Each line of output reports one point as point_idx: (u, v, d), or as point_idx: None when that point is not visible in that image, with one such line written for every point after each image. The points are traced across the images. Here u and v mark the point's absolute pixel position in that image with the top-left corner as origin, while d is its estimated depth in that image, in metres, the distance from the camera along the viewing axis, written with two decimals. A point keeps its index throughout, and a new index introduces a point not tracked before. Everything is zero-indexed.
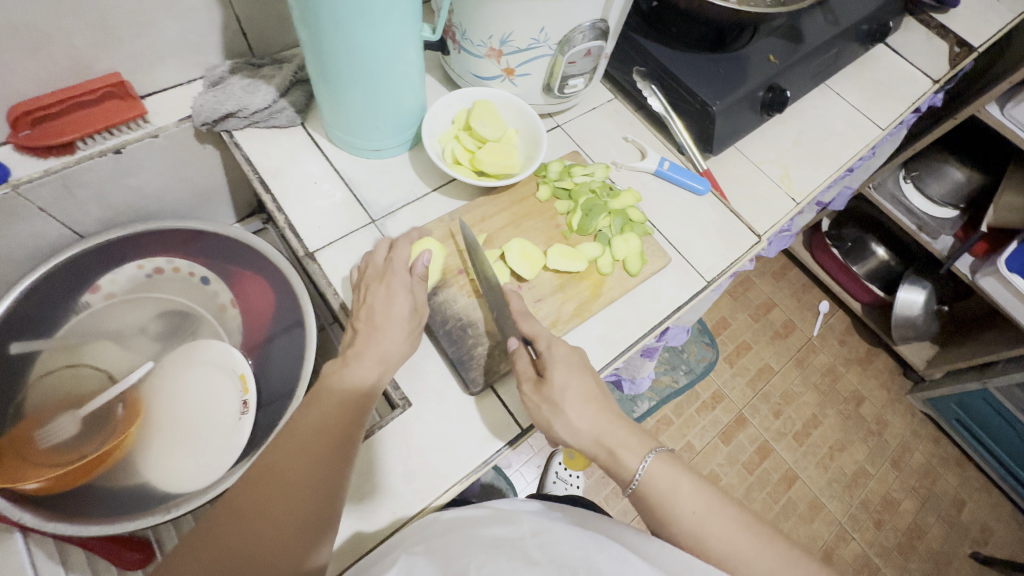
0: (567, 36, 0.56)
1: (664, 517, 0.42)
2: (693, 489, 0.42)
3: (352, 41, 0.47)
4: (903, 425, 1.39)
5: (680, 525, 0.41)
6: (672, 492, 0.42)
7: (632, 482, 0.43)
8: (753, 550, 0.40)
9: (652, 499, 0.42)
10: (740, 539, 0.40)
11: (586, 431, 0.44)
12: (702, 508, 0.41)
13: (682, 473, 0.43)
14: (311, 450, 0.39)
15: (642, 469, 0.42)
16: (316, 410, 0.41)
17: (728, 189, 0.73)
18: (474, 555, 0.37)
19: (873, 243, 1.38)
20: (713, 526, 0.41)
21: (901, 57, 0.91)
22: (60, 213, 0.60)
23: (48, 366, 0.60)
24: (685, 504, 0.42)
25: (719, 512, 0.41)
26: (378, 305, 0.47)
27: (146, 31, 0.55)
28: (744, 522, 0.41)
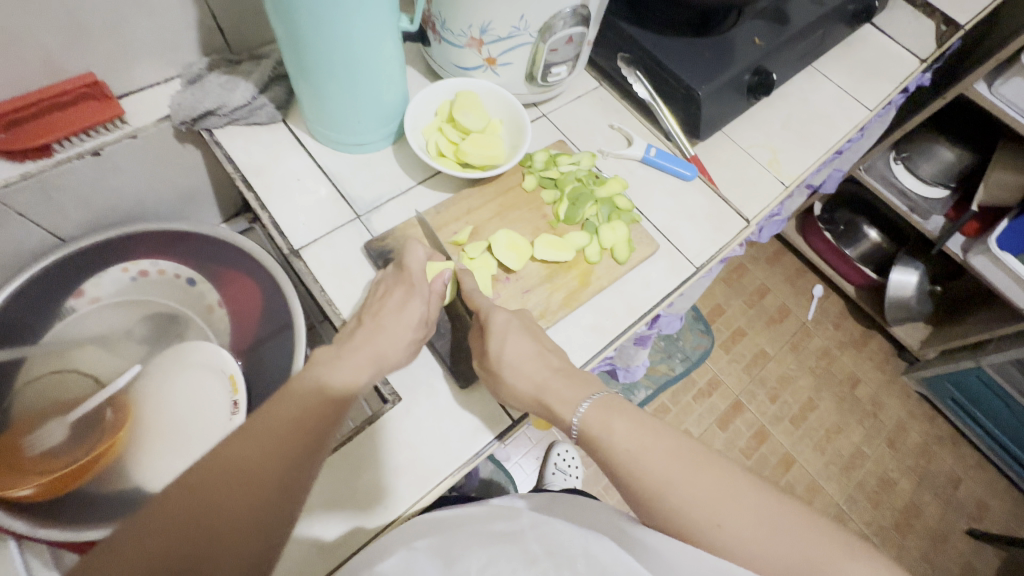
0: (547, 23, 0.55)
1: (602, 455, 0.42)
2: (633, 423, 0.42)
3: (329, 34, 0.46)
4: (898, 406, 1.40)
5: (617, 461, 0.41)
6: (607, 435, 0.42)
7: (573, 430, 0.43)
8: (685, 478, 0.38)
9: (591, 440, 0.42)
10: (673, 468, 0.39)
11: (525, 389, 0.45)
12: (636, 442, 0.41)
13: (618, 413, 0.43)
14: (290, 430, 0.37)
15: (577, 416, 0.43)
16: (299, 391, 0.39)
17: (717, 175, 0.73)
18: (477, 555, 0.39)
19: (866, 225, 1.39)
20: (645, 459, 0.40)
21: (888, 37, 0.91)
22: (40, 218, 0.60)
23: (35, 373, 0.59)
24: (620, 445, 0.41)
25: (654, 444, 0.40)
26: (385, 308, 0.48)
27: (117, 29, 0.54)
28: (678, 453, 0.40)
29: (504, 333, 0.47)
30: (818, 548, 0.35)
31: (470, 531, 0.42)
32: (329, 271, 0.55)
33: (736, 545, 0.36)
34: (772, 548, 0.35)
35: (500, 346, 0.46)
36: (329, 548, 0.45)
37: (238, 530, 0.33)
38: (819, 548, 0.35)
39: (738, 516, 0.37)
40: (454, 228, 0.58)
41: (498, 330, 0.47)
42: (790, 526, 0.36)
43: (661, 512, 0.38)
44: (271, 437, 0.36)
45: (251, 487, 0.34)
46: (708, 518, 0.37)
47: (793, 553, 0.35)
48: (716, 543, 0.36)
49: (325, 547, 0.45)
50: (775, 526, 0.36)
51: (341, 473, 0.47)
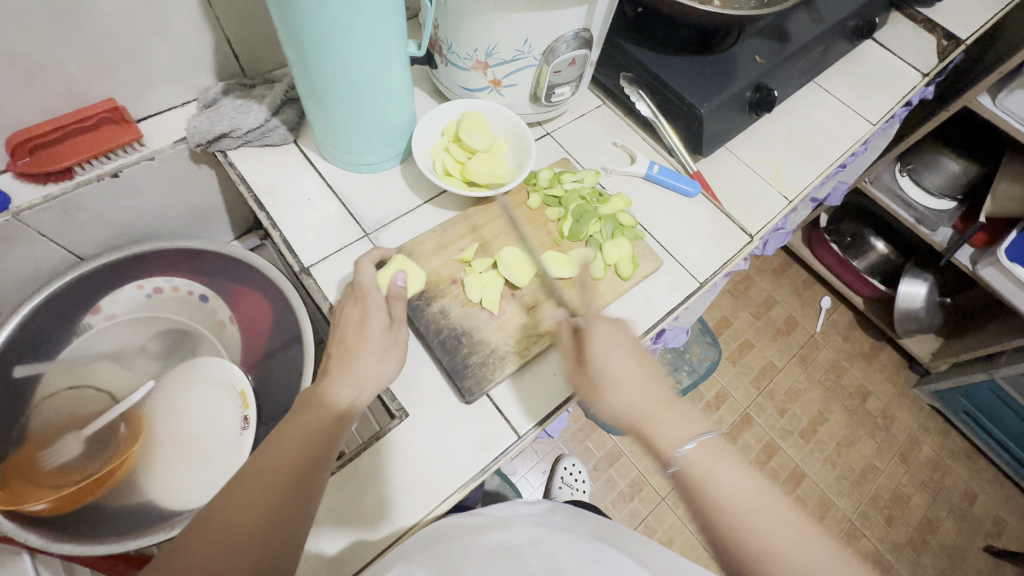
0: (551, 46, 0.57)
1: (700, 501, 0.40)
2: (737, 475, 0.41)
3: (338, 58, 0.48)
4: (910, 419, 1.39)
5: (717, 516, 0.39)
6: (710, 480, 0.40)
7: (671, 463, 0.42)
8: (792, 547, 0.37)
9: (691, 485, 0.41)
10: (777, 533, 0.38)
11: (626, 411, 0.45)
12: (741, 497, 0.40)
13: (722, 462, 0.41)
14: (293, 450, 0.38)
15: (683, 450, 0.41)
16: (301, 412, 0.41)
17: (720, 190, 0.74)
18: (471, 564, 0.38)
19: (872, 237, 1.38)
20: (751, 519, 0.38)
21: (889, 52, 0.92)
22: (60, 238, 0.62)
23: (51, 389, 0.61)
24: (724, 495, 0.40)
25: (755, 501, 0.39)
26: (365, 318, 0.46)
27: (138, 57, 0.56)
28: (784, 518, 0.39)
29: (606, 350, 0.47)
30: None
31: (467, 548, 0.40)
32: (339, 288, 0.56)
33: None
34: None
35: (604, 364, 0.47)
36: (336, 564, 0.45)
37: (248, 555, 0.34)
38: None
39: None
40: (459, 246, 0.59)
41: (601, 352, 0.47)
42: None
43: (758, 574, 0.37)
44: (275, 459, 0.38)
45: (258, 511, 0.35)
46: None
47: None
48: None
49: (332, 561, 0.45)
50: None
51: (348, 488, 0.48)
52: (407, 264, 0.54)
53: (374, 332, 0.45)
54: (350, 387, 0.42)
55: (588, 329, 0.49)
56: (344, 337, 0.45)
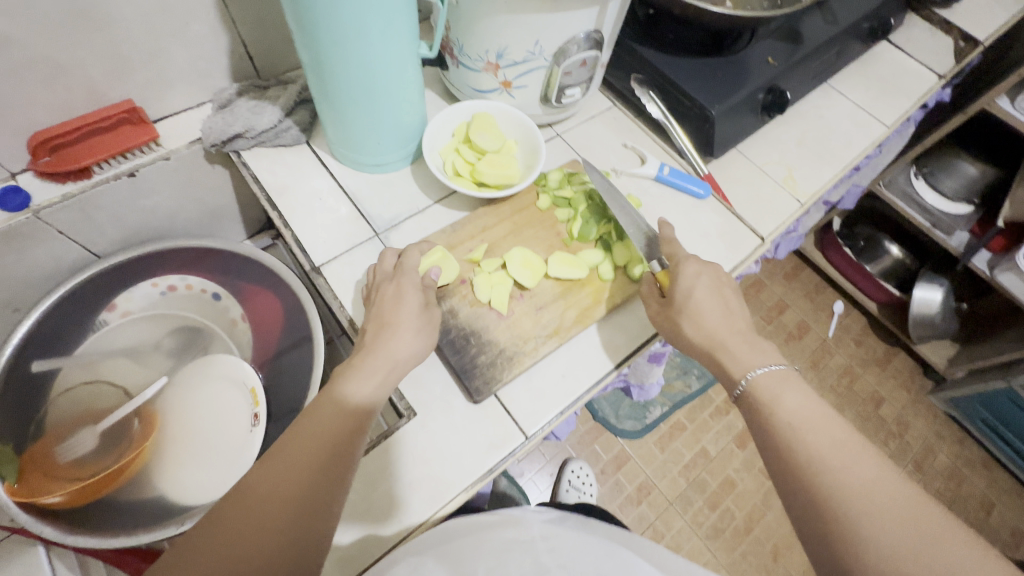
0: (562, 47, 0.57)
1: (763, 416, 0.42)
2: (802, 401, 0.42)
3: (351, 62, 0.49)
4: (925, 426, 1.36)
5: (778, 430, 0.41)
6: (773, 399, 0.42)
7: (740, 385, 0.45)
8: (847, 461, 0.37)
9: (755, 402, 0.43)
10: (834, 449, 0.38)
11: (700, 338, 0.49)
12: (804, 416, 0.41)
13: (791, 388, 0.43)
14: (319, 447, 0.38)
15: (751, 373, 0.45)
16: (325, 407, 0.40)
17: (731, 192, 0.74)
18: (484, 558, 0.40)
19: (888, 242, 1.36)
20: (812, 435, 0.39)
21: (905, 53, 0.91)
22: (78, 236, 0.63)
23: (68, 383, 0.62)
24: (787, 413, 0.41)
25: (817, 421, 0.40)
26: (395, 306, 0.47)
27: (156, 59, 0.57)
28: (845, 439, 0.39)
29: (692, 283, 0.50)
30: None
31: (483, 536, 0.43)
32: (349, 287, 0.57)
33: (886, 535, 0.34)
34: (930, 559, 0.32)
35: (687, 292, 0.50)
36: (343, 562, 0.45)
37: (283, 535, 0.34)
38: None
39: (898, 515, 0.34)
40: (469, 246, 0.59)
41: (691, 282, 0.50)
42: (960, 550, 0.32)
43: (809, 484, 0.37)
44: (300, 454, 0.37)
45: (280, 509, 0.35)
46: (861, 505, 0.35)
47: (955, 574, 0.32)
48: (863, 529, 0.34)
49: (339, 559, 0.45)
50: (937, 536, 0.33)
51: (357, 486, 0.48)
52: (446, 256, 0.56)
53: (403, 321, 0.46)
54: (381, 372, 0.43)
55: (681, 265, 0.52)
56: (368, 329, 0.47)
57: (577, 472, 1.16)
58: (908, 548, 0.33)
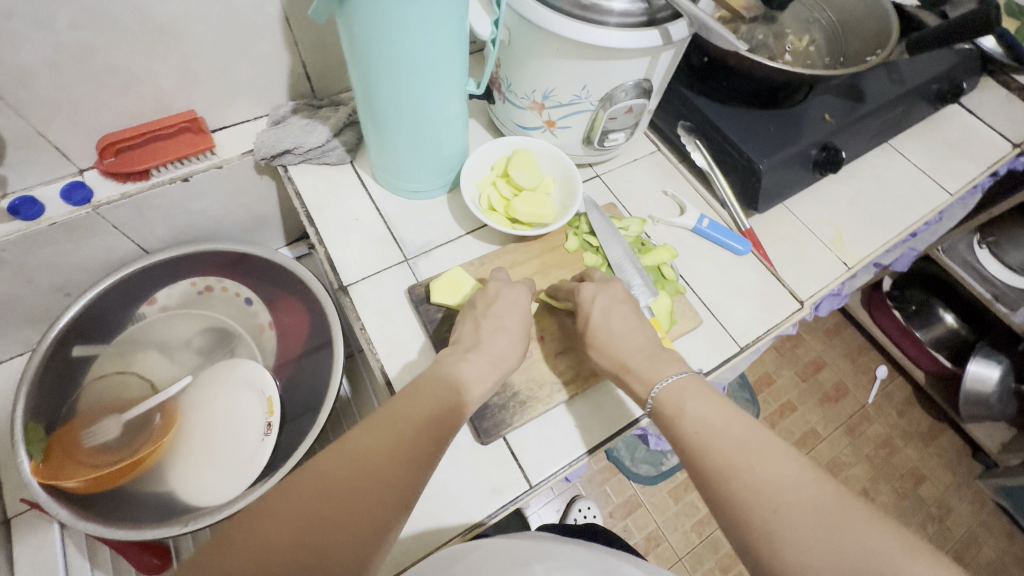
0: (609, 93, 0.56)
1: (671, 434, 0.42)
2: (703, 407, 0.42)
3: (401, 93, 0.50)
4: (969, 514, 1.25)
5: (687, 446, 0.41)
6: (679, 412, 0.42)
7: (649, 402, 0.44)
8: (748, 463, 0.37)
9: (663, 418, 0.43)
10: (739, 454, 0.38)
11: (611, 359, 0.47)
12: (708, 424, 0.40)
13: (694, 395, 0.43)
14: (383, 458, 0.36)
15: (658, 387, 0.43)
16: (425, 393, 0.40)
17: (773, 249, 0.71)
18: None
19: (941, 308, 1.29)
20: (716, 444, 0.39)
21: (977, 117, 0.86)
22: (130, 231, 0.66)
23: (102, 371, 0.65)
24: (690, 425, 0.41)
25: (720, 427, 0.40)
26: (503, 314, 0.48)
27: (222, 74, 0.61)
28: (746, 439, 0.39)
29: (591, 304, 0.49)
30: (886, 553, 0.33)
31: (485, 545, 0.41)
32: (372, 310, 0.57)
33: (788, 530, 0.34)
34: (836, 543, 0.33)
35: (587, 315, 0.49)
36: None
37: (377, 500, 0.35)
38: (886, 553, 0.32)
39: (800, 505, 0.35)
40: None
41: (605, 312, 0.49)
42: (858, 528, 0.34)
43: (722, 500, 0.37)
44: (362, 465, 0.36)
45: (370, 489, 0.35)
46: (770, 505, 0.35)
47: (859, 558, 0.33)
48: (779, 534, 0.34)
49: None
50: (836, 518, 0.34)
51: None
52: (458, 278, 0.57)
53: (508, 332, 0.46)
54: (471, 391, 0.42)
55: (579, 287, 0.51)
56: (472, 338, 0.46)
57: (584, 512, 1.12)
58: (808, 530, 0.34)
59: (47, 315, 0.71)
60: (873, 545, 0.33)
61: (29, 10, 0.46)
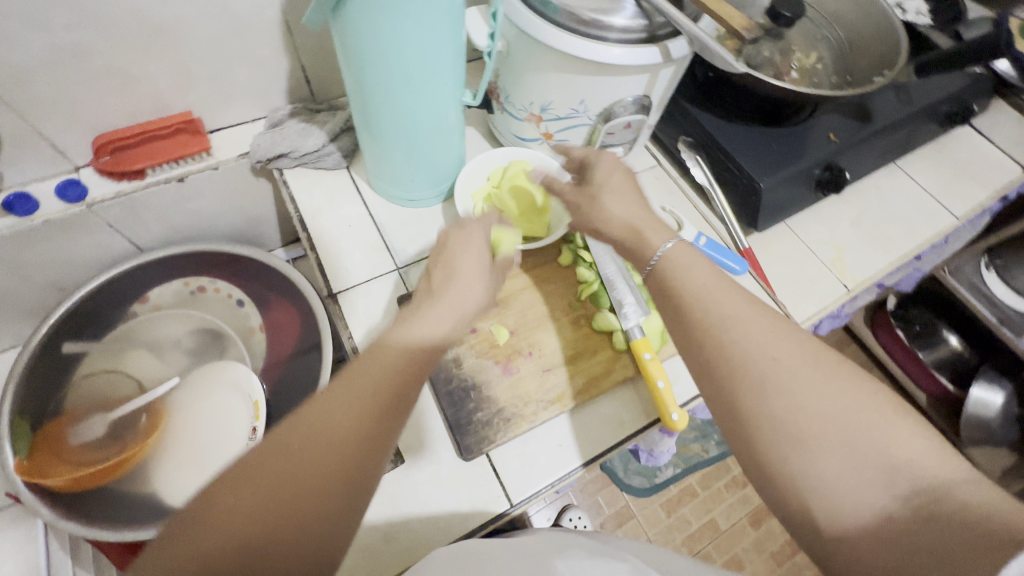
0: (608, 108, 0.56)
1: (669, 292, 0.40)
2: (709, 273, 0.40)
3: (395, 104, 0.50)
4: None
5: (685, 304, 0.39)
6: (684, 273, 0.40)
7: (654, 259, 0.42)
8: (748, 324, 0.36)
9: (664, 278, 0.41)
10: (739, 316, 0.37)
11: (619, 218, 0.46)
12: (706, 290, 0.39)
13: (698, 262, 0.41)
14: (344, 433, 0.32)
15: (663, 249, 0.42)
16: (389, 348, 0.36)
17: (771, 268, 0.70)
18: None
19: (945, 330, 1.26)
20: (716, 305, 0.38)
21: (987, 139, 0.85)
22: (125, 230, 0.66)
23: (90, 368, 0.65)
24: (693, 283, 0.40)
25: (725, 295, 0.38)
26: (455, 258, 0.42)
27: (220, 77, 0.60)
28: (749, 305, 0.38)
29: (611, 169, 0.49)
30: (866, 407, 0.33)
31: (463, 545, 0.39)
32: (360, 318, 0.57)
33: (779, 383, 0.34)
34: (821, 395, 0.33)
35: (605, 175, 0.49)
36: None
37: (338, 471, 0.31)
38: (867, 407, 0.33)
39: (794, 363, 0.34)
40: None
41: (612, 187, 0.47)
42: (848, 386, 0.33)
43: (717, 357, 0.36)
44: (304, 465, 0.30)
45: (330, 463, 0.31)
46: (765, 364, 0.35)
47: (841, 409, 0.32)
48: (767, 387, 0.34)
49: None
50: (826, 374, 0.34)
51: None
52: None
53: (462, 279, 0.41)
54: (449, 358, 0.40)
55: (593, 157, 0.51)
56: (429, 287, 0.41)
57: (575, 521, 1.10)
58: (801, 383, 0.34)
59: (40, 309, 0.71)
60: (857, 403, 0.33)
61: (26, 11, 0.46)
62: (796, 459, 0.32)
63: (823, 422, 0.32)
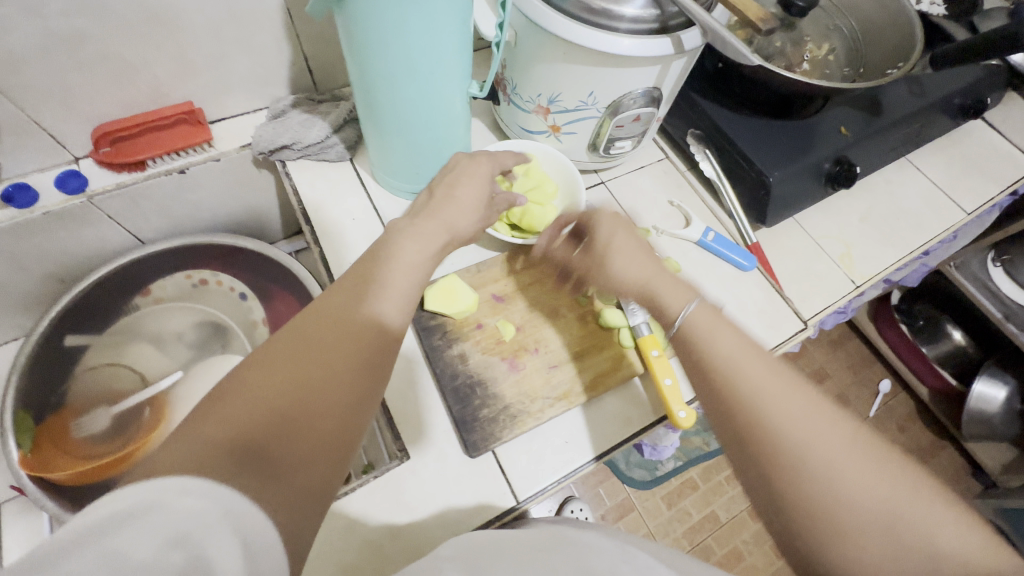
0: (617, 101, 0.55)
1: (695, 360, 0.38)
2: (736, 340, 0.37)
3: (401, 96, 0.49)
4: None
5: (714, 372, 0.36)
6: (711, 338, 0.38)
7: (675, 323, 0.40)
8: (779, 395, 0.34)
9: (689, 344, 0.38)
10: (773, 387, 0.34)
11: (632, 275, 0.45)
12: (737, 358, 0.36)
13: (722, 325, 0.38)
14: (316, 389, 0.30)
15: (685, 311, 0.40)
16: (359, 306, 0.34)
17: (779, 264, 0.69)
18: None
19: (951, 325, 1.27)
20: (747, 373, 0.35)
21: (999, 134, 0.83)
22: (125, 222, 0.66)
23: (92, 362, 0.64)
24: (720, 351, 0.37)
25: (755, 364, 0.35)
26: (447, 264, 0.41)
27: (220, 65, 0.59)
28: (777, 373, 0.35)
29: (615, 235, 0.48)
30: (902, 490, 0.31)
31: (469, 539, 0.39)
32: None
33: (812, 457, 0.31)
34: (859, 477, 0.31)
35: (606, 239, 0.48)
36: None
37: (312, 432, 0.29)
38: (911, 496, 0.30)
39: (828, 436, 0.32)
40: (493, 289, 0.57)
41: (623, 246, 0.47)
42: (886, 469, 0.31)
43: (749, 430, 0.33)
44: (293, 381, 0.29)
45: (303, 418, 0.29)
46: (799, 437, 0.32)
47: (886, 501, 0.30)
48: (810, 476, 0.31)
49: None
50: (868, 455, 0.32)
51: (337, 523, 0.47)
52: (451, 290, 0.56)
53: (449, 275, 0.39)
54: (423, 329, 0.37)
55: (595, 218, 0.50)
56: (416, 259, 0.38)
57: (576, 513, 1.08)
58: (840, 465, 0.31)
59: (41, 301, 0.71)
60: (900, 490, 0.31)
61: None
62: (841, 550, 0.30)
63: (864, 508, 0.30)
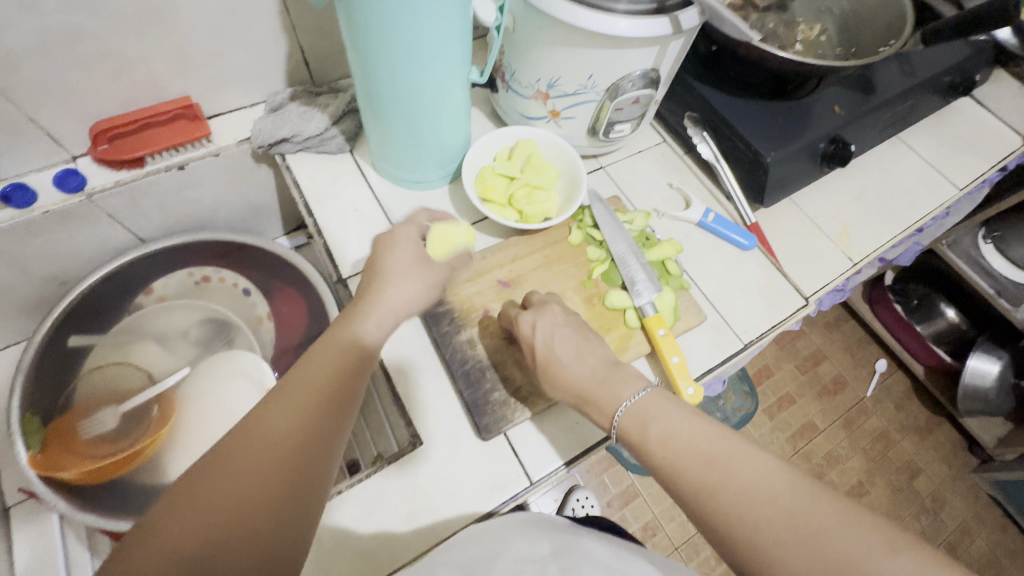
0: (616, 83, 0.55)
1: (639, 455, 0.40)
2: (668, 421, 0.39)
3: (403, 83, 0.49)
4: (963, 507, 1.26)
5: (658, 466, 0.39)
6: (646, 434, 0.40)
7: (614, 424, 0.42)
8: (720, 479, 0.36)
9: (630, 441, 0.41)
10: (711, 472, 0.36)
11: (573, 378, 0.45)
12: (673, 445, 0.38)
13: (657, 411, 0.40)
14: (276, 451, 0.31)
15: (625, 404, 0.41)
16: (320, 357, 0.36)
17: (778, 244, 0.70)
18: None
19: (943, 303, 1.28)
20: (685, 463, 0.37)
21: (989, 111, 0.85)
22: (126, 220, 0.65)
23: (98, 361, 0.64)
24: (657, 446, 0.39)
25: (692, 448, 0.37)
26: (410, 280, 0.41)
27: (216, 59, 0.59)
28: (714, 451, 0.37)
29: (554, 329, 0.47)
30: (861, 547, 0.31)
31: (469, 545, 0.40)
32: None
33: (764, 537, 0.33)
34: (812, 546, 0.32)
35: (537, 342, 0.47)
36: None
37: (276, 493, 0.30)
38: (867, 549, 0.31)
39: (772, 510, 0.34)
40: (498, 274, 0.58)
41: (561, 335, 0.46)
42: (838, 529, 0.32)
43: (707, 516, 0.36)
44: (246, 478, 0.30)
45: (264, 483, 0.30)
46: (745, 513, 0.34)
47: (844, 561, 0.31)
48: (771, 561, 0.33)
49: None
50: (814, 524, 0.33)
51: (354, 509, 0.47)
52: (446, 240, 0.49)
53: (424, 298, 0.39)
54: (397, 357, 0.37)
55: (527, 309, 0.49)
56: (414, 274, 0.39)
57: (582, 501, 1.10)
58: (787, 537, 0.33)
59: (42, 303, 0.71)
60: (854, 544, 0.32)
61: None
62: None
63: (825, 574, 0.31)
